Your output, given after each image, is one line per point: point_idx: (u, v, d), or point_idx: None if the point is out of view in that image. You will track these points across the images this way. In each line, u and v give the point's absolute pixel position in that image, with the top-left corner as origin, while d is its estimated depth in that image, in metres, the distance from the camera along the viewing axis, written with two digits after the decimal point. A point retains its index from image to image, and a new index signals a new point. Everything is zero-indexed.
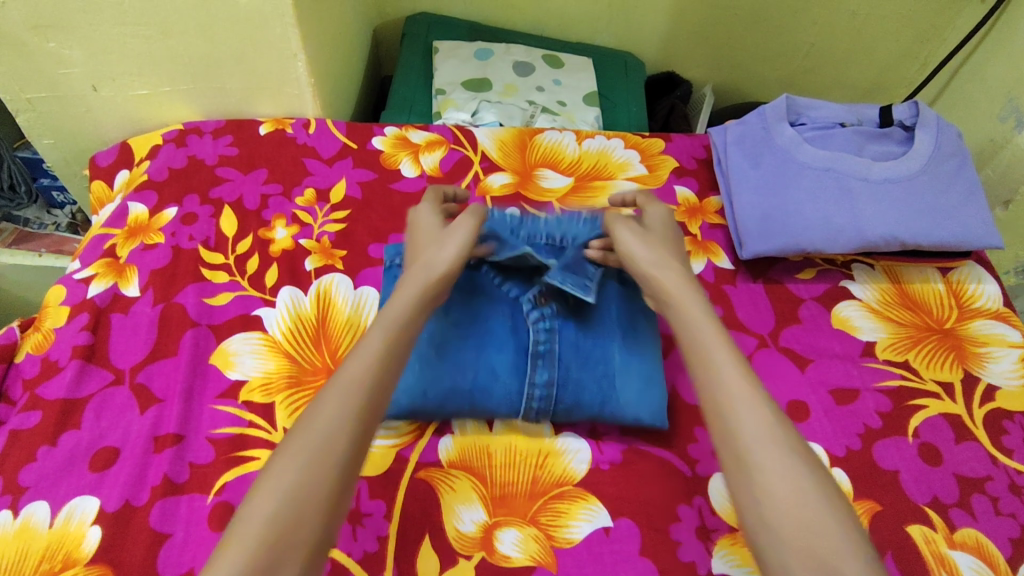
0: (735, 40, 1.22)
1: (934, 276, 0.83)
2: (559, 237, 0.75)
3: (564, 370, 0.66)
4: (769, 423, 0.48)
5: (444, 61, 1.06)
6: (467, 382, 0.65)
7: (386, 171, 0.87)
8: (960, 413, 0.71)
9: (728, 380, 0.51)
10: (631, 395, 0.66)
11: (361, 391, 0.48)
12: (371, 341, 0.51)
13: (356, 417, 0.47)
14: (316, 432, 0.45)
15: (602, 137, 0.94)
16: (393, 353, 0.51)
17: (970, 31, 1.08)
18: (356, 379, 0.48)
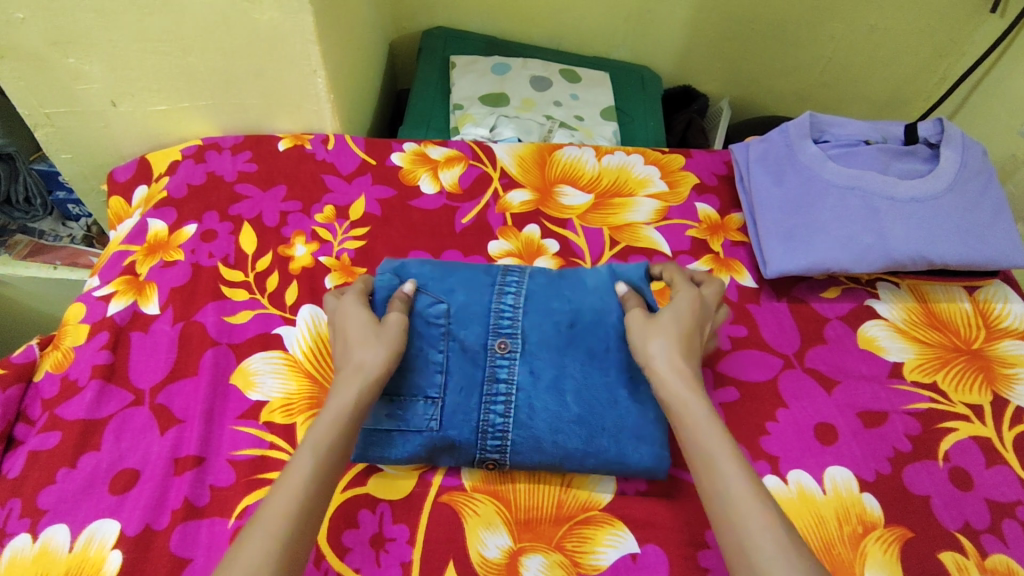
0: (753, 55, 1.22)
1: (960, 295, 0.82)
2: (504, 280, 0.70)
3: (445, 404, 0.63)
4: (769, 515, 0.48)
5: (462, 76, 1.06)
6: (441, 418, 0.62)
7: (405, 188, 0.87)
8: (990, 436, 0.70)
9: (719, 460, 0.51)
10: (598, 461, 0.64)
11: (283, 520, 0.47)
12: (300, 468, 0.50)
13: (282, 552, 0.45)
14: (258, 536, 0.46)
15: (622, 153, 0.93)
16: (321, 480, 0.50)
17: (990, 46, 1.08)
18: (281, 508, 0.47)
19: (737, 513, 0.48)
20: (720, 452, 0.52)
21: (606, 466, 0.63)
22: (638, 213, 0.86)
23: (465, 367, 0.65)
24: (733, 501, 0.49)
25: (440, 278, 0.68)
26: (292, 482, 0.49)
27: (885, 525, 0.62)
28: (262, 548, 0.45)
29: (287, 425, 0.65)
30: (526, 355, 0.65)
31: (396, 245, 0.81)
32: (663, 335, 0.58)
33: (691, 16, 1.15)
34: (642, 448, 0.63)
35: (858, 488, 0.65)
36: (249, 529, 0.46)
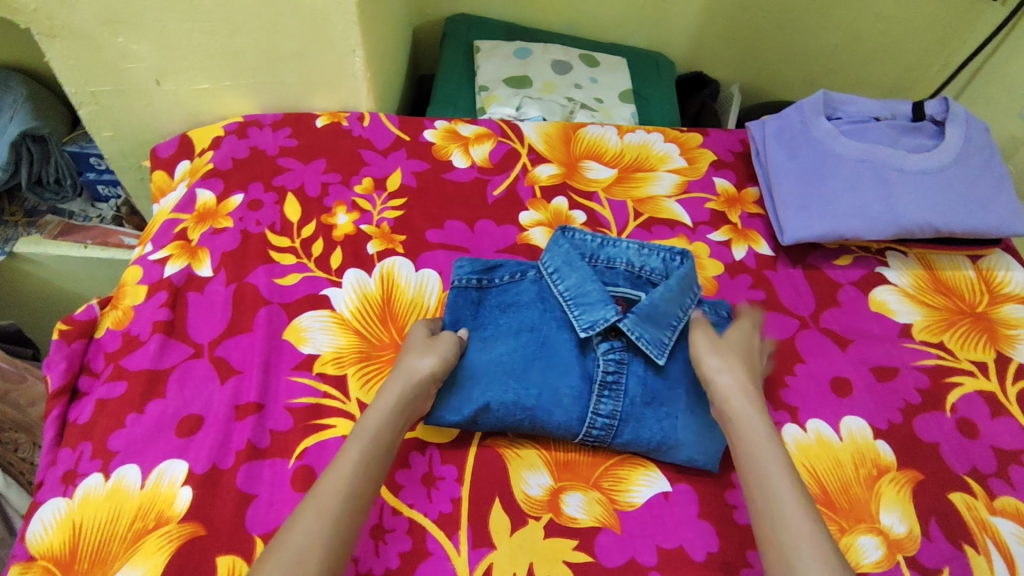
0: (764, 41, 1.26)
1: (964, 263, 0.86)
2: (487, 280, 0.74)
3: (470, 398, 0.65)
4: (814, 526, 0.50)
5: (486, 59, 1.10)
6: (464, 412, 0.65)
7: (438, 162, 0.91)
8: (995, 390, 0.75)
9: (768, 472, 0.54)
10: (566, 411, 0.65)
11: (337, 500, 0.51)
12: (350, 452, 0.55)
13: (332, 530, 0.49)
14: (310, 513, 0.50)
15: (642, 131, 0.98)
16: (371, 464, 0.54)
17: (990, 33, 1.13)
18: (334, 490, 0.52)
19: (781, 518, 0.51)
20: (772, 464, 0.54)
21: (586, 428, 0.64)
22: (660, 188, 0.91)
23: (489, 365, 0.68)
24: (779, 511, 0.51)
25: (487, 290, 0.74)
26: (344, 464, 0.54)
27: (898, 469, 0.67)
28: (314, 521, 0.49)
29: (338, 375, 0.70)
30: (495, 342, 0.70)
31: (432, 215, 0.85)
32: (730, 361, 0.64)
33: (705, 4, 1.19)
34: (636, 404, 0.66)
35: (873, 436, 0.69)
36: (304, 504, 0.51)
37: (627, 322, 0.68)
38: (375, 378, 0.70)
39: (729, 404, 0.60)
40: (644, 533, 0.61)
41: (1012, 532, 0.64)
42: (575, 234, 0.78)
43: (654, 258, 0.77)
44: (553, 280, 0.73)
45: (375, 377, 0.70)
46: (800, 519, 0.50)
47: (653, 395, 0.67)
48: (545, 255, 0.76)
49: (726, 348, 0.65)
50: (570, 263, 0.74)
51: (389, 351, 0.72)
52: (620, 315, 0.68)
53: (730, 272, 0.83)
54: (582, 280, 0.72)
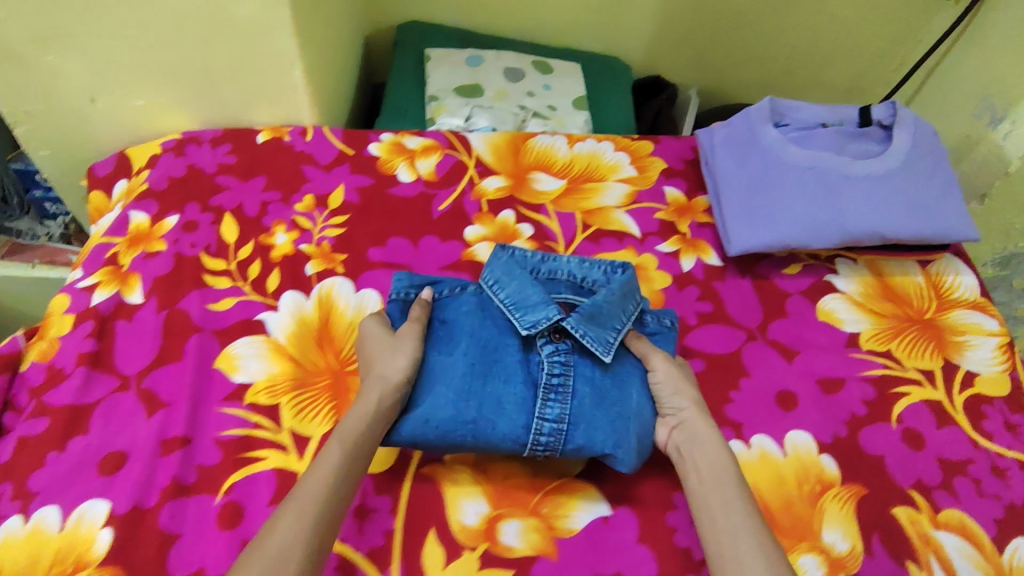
0: (721, 45, 1.25)
1: (913, 269, 0.86)
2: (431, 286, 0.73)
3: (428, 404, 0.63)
4: (763, 548, 0.54)
5: (437, 68, 1.08)
6: (420, 420, 0.62)
7: (382, 177, 0.89)
8: (941, 399, 0.74)
9: (727, 497, 0.57)
10: (512, 419, 0.63)
11: (316, 507, 0.52)
12: (329, 456, 0.56)
13: (310, 539, 0.51)
14: (292, 518, 0.51)
15: (592, 140, 0.96)
16: (349, 468, 0.56)
17: (943, 34, 1.15)
18: (312, 495, 0.53)
19: (733, 541, 0.54)
20: (729, 489, 0.58)
21: (533, 436, 0.63)
22: (609, 199, 0.90)
23: (447, 369, 0.65)
24: (733, 532, 0.55)
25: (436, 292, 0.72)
26: (324, 466, 0.55)
27: (842, 483, 0.66)
28: (294, 528, 0.51)
29: (270, 405, 0.68)
30: (446, 345, 0.68)
31: (375, 232, 0.83)
32: (691, 392, 0.66)
33: (660, 7, 1.18)
34: (586, 404, 0.64)
35: (817, 450, 0.69)
36: (282, 510, 0.52)
37: (570, 320, 0.67)
38: (309, 407, 0.68)
39: (695, 430, 0.63)
40: (582, 560, 0.60)
41: (955, 546, 0.63)
42: (513, 249, 0.77)
43: (596, 270, 0.77)
44: (494, 290, 0.72)
45: (309, 406, 0.68)
46: (755, 543, 0.54)
47: (602, 396, 0.65)
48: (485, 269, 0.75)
49: (685, 377, 0.68)
50: (509, 273, 0.73)
51: (324, 378, 0.70)
52: (563, 315, 0.68)
53: (678, 284, 0.82)
54: (522, 286, 0.71)
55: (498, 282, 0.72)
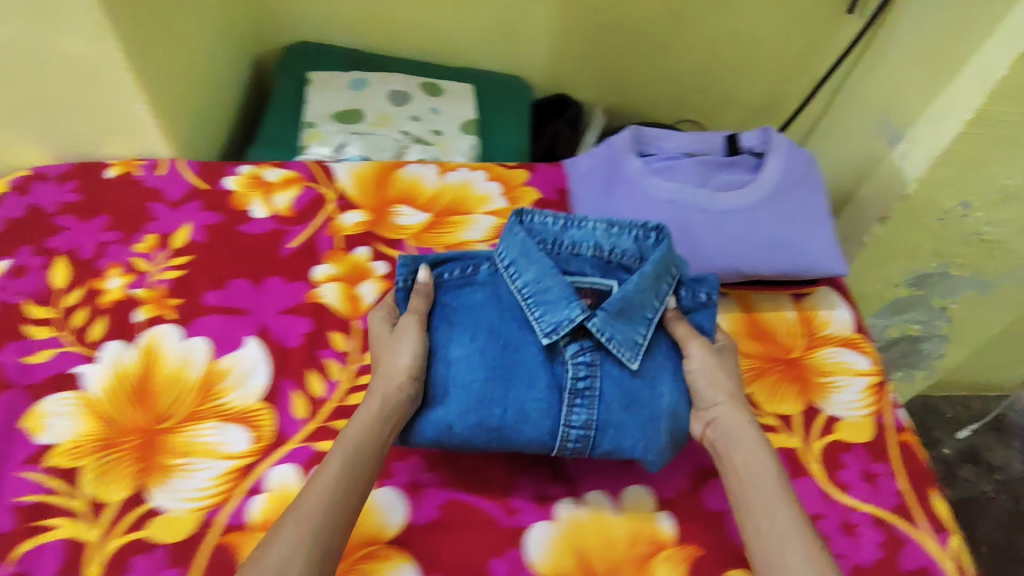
0: (624, 62, 1.21)
1: (786, 303, 0.82)
2: (471, 271, 0.72)
3: (444, 407, 0.64)
4: (814, 557, 0.53)
5: (317, 92, 1.04)
6: (444, 421, 0.63)
7: (234, 213, 0.85)
8: (796, 446, 0.70)
9: (772, 503, 0.57)
10: (535, 425, 0.64)
11: (315, 518, 0.53)
12: (329, 466, 0.56)
13: (312, 553, 0.51)
14: (291, 531, 0.52)
15: (465, 169, 0.92)
16: (349, 475, 0.56)
17: (849, 46, 1.11)
18: (310, 507, 0.53)
19: (783, 549, 0.54)
20: (773, 493, 0.57)
21: (561, 441, 0.64)
22: (473, 232, 0.86)
23: (463, 365, 0.65)
24: (783, 541, 0.54)
25: (467, 277, 0.71)
26: (328, 477, 0.55)
27: (675, 544, 0.63)
28: (292, 539, 0.51)
29: (72, 469, 0.64)
30: (453, 338, 0.67)
31: (216, 274, 0.80)
32: (727, 384, 0.66)
33: (556, 26, 1.15)
34: (614, 408, 0.64)
35: (654, 506, 0.65)
36: (282, 521, 0.53)
37: (595, 321, 0.65)
38: (114, 470, 0.64)
39: (715, 431, 0.63)
40: None
41: None
42: (531, 218, 0.74)
43: (625, 238, 0.73)
44: (510, 275, 0.69)
45: (115, 469, 0.65)
46: (805, 554, 0.53)
47: (631, 398, 0.64)
48: (499, 246, 0.72)
49: (723, 367, 0.68)
50: (527, 254, 0.70)
51: (135, 437, 0.67)
52: (587, 314, 0.66)
53: None
54: (542, 274, 0.69)
55: (514, 265, 0.70)
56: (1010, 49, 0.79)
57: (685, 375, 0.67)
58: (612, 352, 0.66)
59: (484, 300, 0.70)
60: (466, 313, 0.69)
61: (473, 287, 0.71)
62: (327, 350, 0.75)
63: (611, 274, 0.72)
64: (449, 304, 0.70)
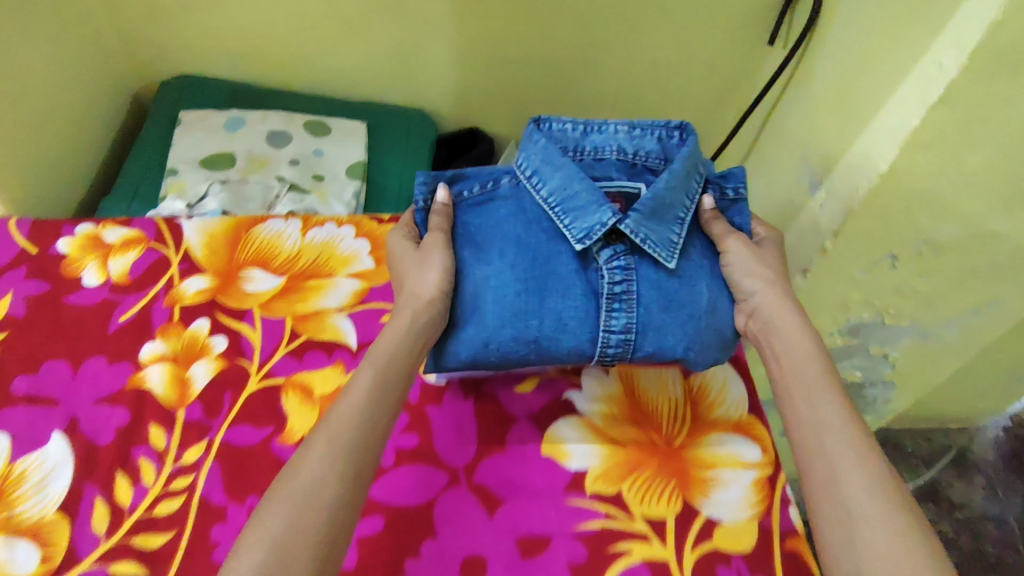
0: (536, 94, 1.12)
1: (674, 380, 0.74)
2: (489, 187, 0.69)
3: (479, 323, 0.63)
4: (861, 457, 0.55)
5: (184, 134, 0.94)
6: (480, 340, 0.63)
7: (64, 281, 0.77)
8: (668, 559, 0.61)
9: (820, 404, 0.59)
10: (574, 335, 0.63)
11: (346, 434, 0.55)
12: (360, 380, 0.59)
13: (341, 465, 0.54)
14: (322, 443, 0.54)
15: (332, 224, 0.84)
16: (379, 391, 0.58)
17: (778, 69, 0.99)
18: (342, 421, 0.56)
19: (828, 451, 0.56)
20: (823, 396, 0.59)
21: (600, 349, 0.63)
22: (331, 298, 0.77)
23: (501, 275, 0.64)
24: (824, 445, 0.57)
25: (477, 190, 0.69)
26: (360, 394, 0.58)
27: None
28: (322, 455, 0.54)
29: None
30: (486, 254, 0.65)
31: (30, 355, 0.71)
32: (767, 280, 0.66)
33: (457, 56, 1.05)
34: (654, 310, 0.62)
35: None
36: (312, 438, 0.55)
37: (627, 223, 0.63)
38: None
39: (773, 326, 0.64)
40: None
41: None
42: (550, 125, 0.70)
43: (648, 139, 0.70)
44: (534, 185, 0.68)
45: None
46: (856, 455, 0.55)
47: (669, 298, 0.63)
48: (520, 157, 0.70)
49: (762, 264, 0.67)
50: (550, 161, 0.68)
51: None
52: (618, 217, 0.64)
53: None
54: (566, 181, 0.66)
55: (539, 175, 0.68)
56: (922, 96, 0.68)
57: (724, 270, 0.67)
58: (647, 253, 0.65)
59: (510, 212, 0.68)
60: (482, 233, 0.67)
61: (510, 198, 0.69)
62: (141, 448, 0.66)
63: (638, 177, 0.69)
64: (470, 220, 0.68)
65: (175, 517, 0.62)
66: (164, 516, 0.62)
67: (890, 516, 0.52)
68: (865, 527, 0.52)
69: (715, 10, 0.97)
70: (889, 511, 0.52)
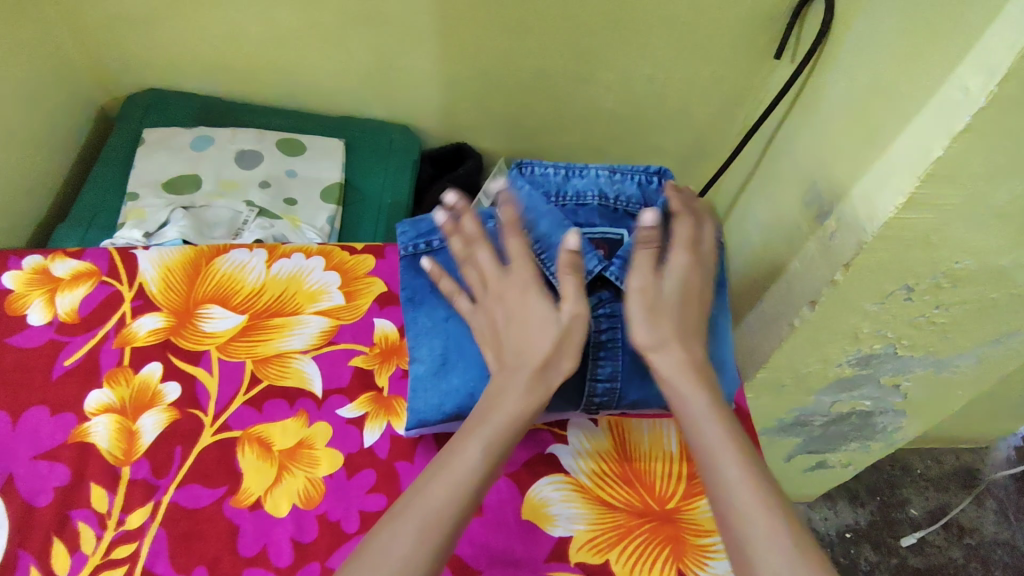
0: (526, 110, 1.06)
1: (669, 432, 0.69)
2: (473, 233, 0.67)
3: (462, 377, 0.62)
4: (744, 468, 0.54)
5: (148, 154, 0.90)
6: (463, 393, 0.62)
7: (5, 319, 0.70)
8: None
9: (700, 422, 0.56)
10: (561, 385, 0.62)
11: (445, 515, 0.50)
12: (467, 456, 0.53)
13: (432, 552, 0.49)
14: (411, 534, 0.49)
15: (300, 256, 0.78)
16: (490, 464, 0.53)
17: (786, 84, 0.93)
18: (434, 504, 0.50)
19: (717, 473, 0.54)
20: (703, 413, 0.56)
21: (587, 398, 0.62)
22: (295, 339, 0.71)
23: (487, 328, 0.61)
24: (713, 464, 0.54)
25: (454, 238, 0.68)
26: (454, 473, 0.52)
27: None
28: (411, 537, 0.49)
29: None
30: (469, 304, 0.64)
31: None
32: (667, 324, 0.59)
33: (442, 70, 0.99)
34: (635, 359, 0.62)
35: None
36: (399, 524, 0.49)
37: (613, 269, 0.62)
38: None
39: (666, 364, 0.58)
40: None
41: None
42: (531, 169, 0.69)
43: (628, 185, 0.69)
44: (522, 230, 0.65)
45: None
46: (735, 467, 0.53)
47: None
48: None
49: (661, 305, 0.59)
50: (535, 209, 0.66)
51: None
52: (604, 264, 0.62)
53: (349, 467, 0.63)
54: (551, 230, 0.64)
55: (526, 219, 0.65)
56: (946, 125, 0.61)
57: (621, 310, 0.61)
58: None
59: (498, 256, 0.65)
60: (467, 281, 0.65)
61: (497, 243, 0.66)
62: (81, 510, 0.59)
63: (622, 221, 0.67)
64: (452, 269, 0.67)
65: None
66: None
67: (778, 526, 0.50)
68: (760, 545, 0.50)
69: (716, 23, 0.91)
70: (772, 516, 0.51)
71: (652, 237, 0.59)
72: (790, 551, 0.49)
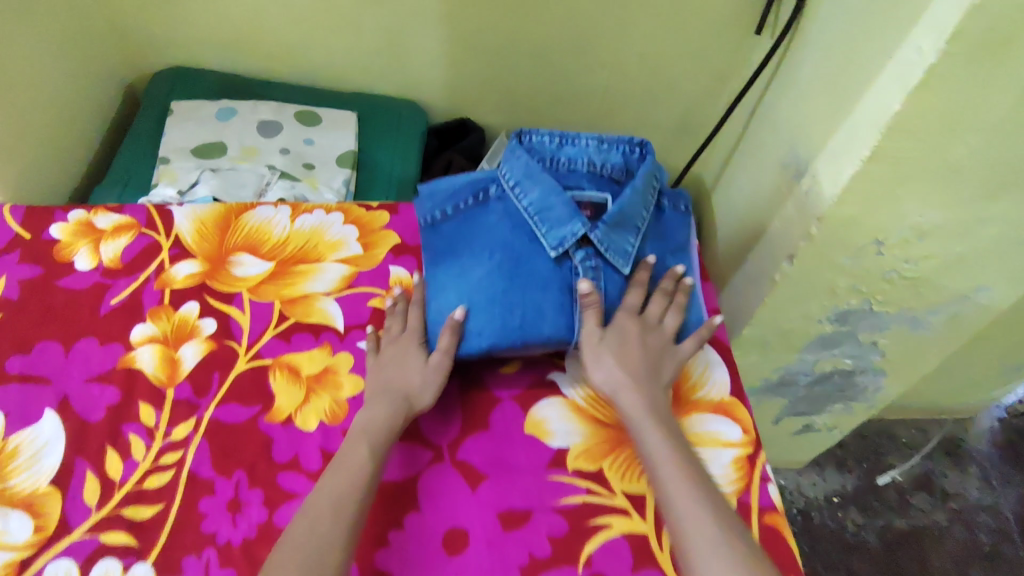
0: (526, 85, 1.13)
1: None
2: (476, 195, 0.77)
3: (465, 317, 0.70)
4: (680, 467, 0.61)
5: (177, 124, 0.97)
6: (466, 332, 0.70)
7: (55, 265, 0.77)
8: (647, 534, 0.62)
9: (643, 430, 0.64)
10: (554, 321, 0.70)
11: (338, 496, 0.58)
12: (356, 454, 0.61)
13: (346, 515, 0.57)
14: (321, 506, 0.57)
15: (320, 211, 0.85)
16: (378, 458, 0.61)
17: (765, 58, 1.01)
18: (336, 486, 0.59)
19: (657, 472, 0.61)
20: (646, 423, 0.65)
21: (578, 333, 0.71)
22: (319, 282, 0.78)
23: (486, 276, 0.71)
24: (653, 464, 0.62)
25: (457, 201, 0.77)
26: (346, 466, 0.60)
27: None
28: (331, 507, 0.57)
29: None
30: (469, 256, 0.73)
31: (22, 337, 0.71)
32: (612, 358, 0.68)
33: (446, 48, 1.07)
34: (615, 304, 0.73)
35: None
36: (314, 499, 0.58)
37: (597, 232, 0.72)
38: None
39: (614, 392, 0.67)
40: None
41: None
42: (529, 137, 0.80)
43: (614, 153, 0.81)
44: (517, 194, 0.75)
45: None
46: (671, 466, 0.61)
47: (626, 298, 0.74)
48: (504, 168, 0.78)
49: (609, 343, 0.69)
50: (531, 176, 0.76)
51: None
52: (589, 227, 0.72)
53: None
54: (545, 194, 0.74)
55: (522, 185, 0.76)
56: (903, 82, 0.69)
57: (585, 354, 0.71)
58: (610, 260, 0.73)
59: (499, 217, 0.75)
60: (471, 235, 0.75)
61: (498, 207, 0.76)
62: (132, 424, 0.66)
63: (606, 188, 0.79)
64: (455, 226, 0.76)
65: (165, 491, 0.63)
66: (153, 489, 0.63)
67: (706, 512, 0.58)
68: (692, 533, 0.57)
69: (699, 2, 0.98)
70: (702, 503, 0.59)
71: (592, 299, 0.70)
72: (713, 530, 0.57)
